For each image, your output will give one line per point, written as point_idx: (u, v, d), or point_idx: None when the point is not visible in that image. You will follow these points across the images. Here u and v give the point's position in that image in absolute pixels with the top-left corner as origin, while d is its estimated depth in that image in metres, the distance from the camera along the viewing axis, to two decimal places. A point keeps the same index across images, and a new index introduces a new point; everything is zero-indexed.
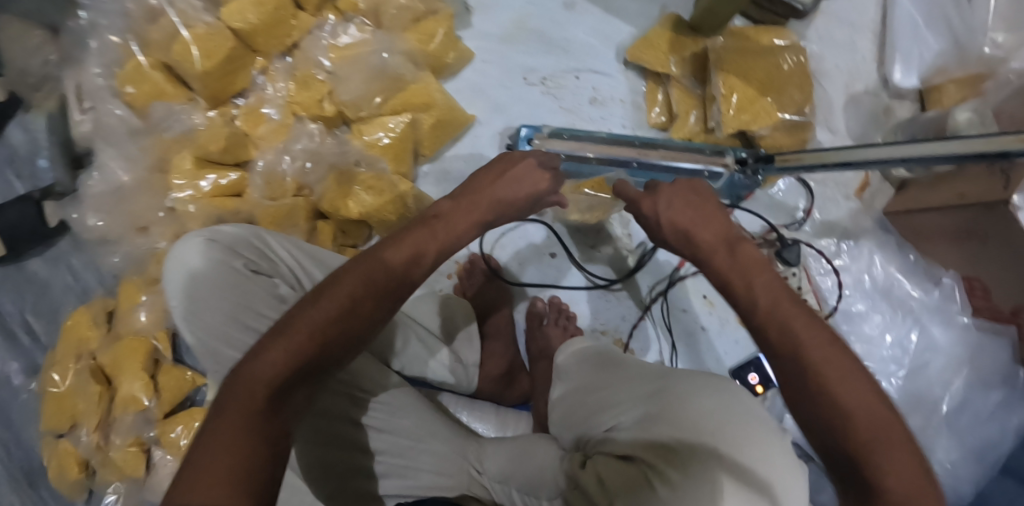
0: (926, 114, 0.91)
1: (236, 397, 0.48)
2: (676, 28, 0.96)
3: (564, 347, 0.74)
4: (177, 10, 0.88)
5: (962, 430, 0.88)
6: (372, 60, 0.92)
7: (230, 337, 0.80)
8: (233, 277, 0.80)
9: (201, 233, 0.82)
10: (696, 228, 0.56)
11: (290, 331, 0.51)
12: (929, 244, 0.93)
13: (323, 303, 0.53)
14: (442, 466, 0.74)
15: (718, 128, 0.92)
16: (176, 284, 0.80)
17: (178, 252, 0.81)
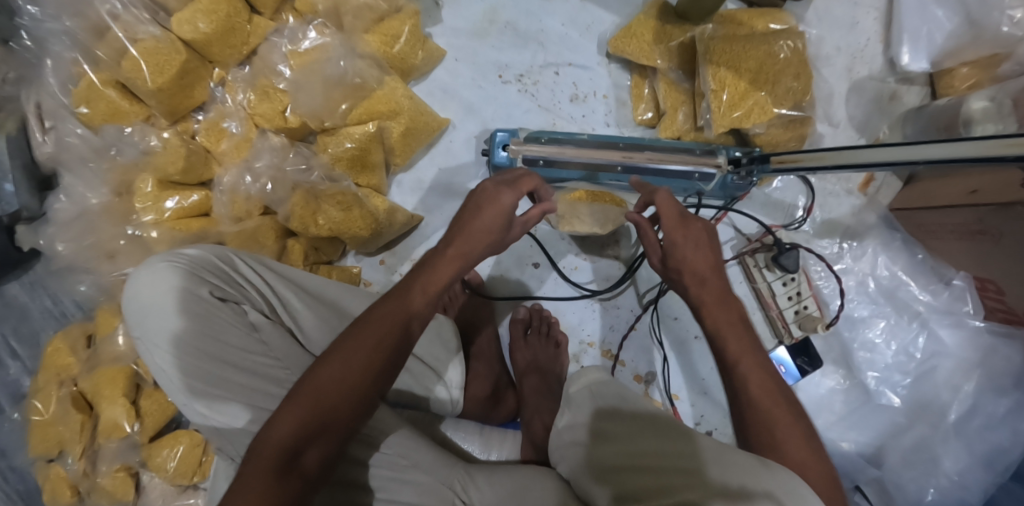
0: (936, 103, 0.84)
1: (257, 461, 0.55)
2: (660, 15, 0.88)
3: (575, 374, 0.70)
4: (124, 24, 0.83)
5: (971, 439, 0.83)
6: (330, 67, 0.86)
7: (200, 374, 0.69)
8: (199, 306, 0.70)
9: (161, 257, 0.72)
10: (697, 270, 0.62)
11: (303, 396, 0.56)
12: (935, 240, 0.85)
13: (330, 370, 0.57)
14: (426, 500, 0.68)
15: (709, 126, 0.84)
16: (139, 317, 0.70)
17: (141, 280, 0.71)
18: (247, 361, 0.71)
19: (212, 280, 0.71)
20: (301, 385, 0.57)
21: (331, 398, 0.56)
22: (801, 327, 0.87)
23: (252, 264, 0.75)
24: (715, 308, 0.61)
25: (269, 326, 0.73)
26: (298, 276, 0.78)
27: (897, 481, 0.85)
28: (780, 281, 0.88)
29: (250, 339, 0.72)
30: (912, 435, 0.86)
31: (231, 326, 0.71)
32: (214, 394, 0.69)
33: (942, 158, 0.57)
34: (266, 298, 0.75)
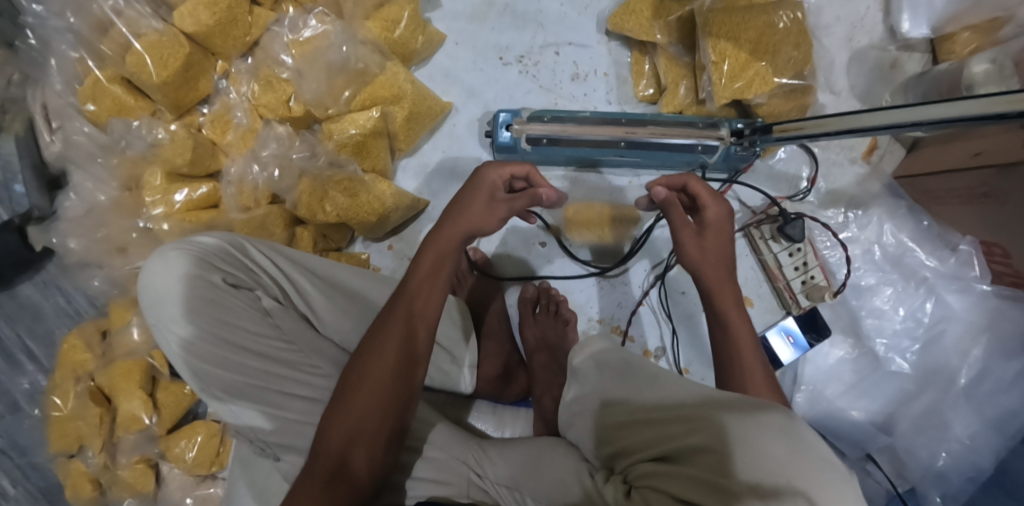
0: (938, 68, 0.84)
1: (311, 473, 0.59)
2: None
3: (578, 347, 0.69)
4: (126, 19, 0.84)
5: (981, 400, 0.84)
6: (332, 54, 0.87)
7: (214, 359, 0.70)
8: (212, 292, 0.71)
9: (171, 245, 0.72)
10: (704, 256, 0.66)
11: (350, 400, 0.61)
12: (940, 206, 0.86)
13: (362, 383, 0.61)
14: (443, 475, 0.71)
15: (710, 99, 0.85)
16: (154, 307, 0.71)
17: (152, 269, 0.71)
18: (262, 345, 0.72)
19: (224, 268, 0.72)
20: (339, 398, 0.61)
21: (368, 409, 0.60)
22: (808, 297, 0.88)
23: (263, 250, 0.76)
24: (710, 268, 0.65)
25: (281, 311, 0.74)
26: (308, 260, 0.79)
27: (908, 446, 0.86)
28: (786, 252, 0.88)
29: (264, 324, 0.73)
30: (922, 402, 0.87)
31: (244, 311, 0.72)
32: (230, 378, 0.70)
33: (934, 117, 0.58)
34: (278, 283, 0.75)
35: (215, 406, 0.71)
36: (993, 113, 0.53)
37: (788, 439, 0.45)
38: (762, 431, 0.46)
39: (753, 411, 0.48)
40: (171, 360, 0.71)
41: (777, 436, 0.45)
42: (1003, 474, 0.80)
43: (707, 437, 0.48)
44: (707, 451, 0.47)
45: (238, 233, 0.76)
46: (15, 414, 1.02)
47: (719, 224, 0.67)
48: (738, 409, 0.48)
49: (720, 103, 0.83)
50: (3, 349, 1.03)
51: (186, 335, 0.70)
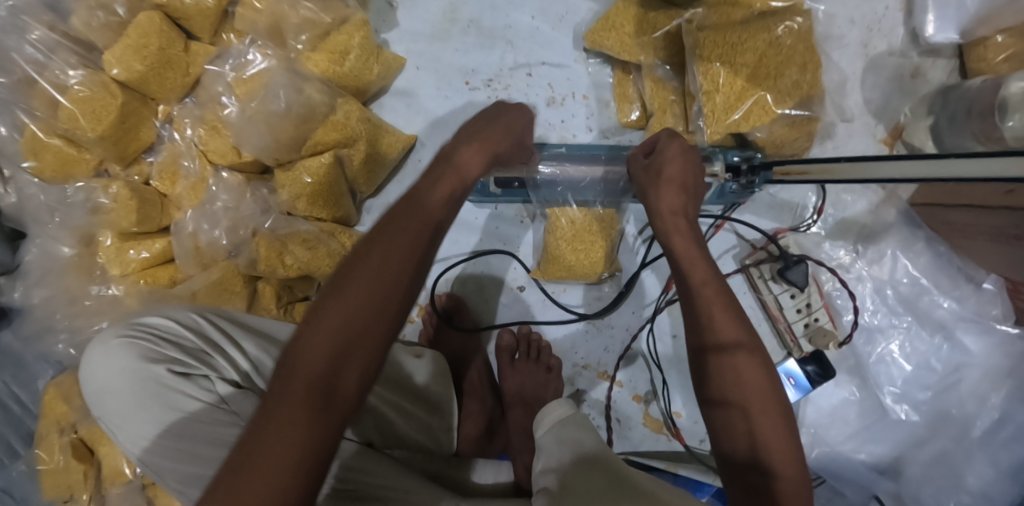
0: (968, 84, 0.73)
1: (280, 392, 0.44)
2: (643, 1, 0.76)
3: (541, 417, 0.66)
4: (55, 72, 0.77)
5: (998, 448, 0.77)
6: (272, 101, 0.77)
7: (168, 455, 0.57)
8: (156, 384, 0.58)
9: (115, 332, 0.62)
10: (672, 201, 0.60)
11: (337, 298, 0.47)
12: (963, 238, 0.76)
13: (361, 289, 0.47)
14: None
15: (702, 132, 0.75)
16: (100, 402, 0.60)
17: (97, 358, 0.61)
18: (220, 437, 0.57)
19: (170, 354, 0.60)
20: (325, 300, 0.47)
21: (364, 321, 0.46)
22: (811, 342, 0.80)
23: (219, 323, 0.64)
24: (720, 313, 0.53)
25: (239, 395, 0.60)
26: (266, 325, 0.69)
27: (915, 493, 0.79)
28: (787, 293, 0.80)
29: (215, 413, 0.58)
30: (931, 448, 0.79)
31: (194, 400, 0.58)
32: (188, 474, 0.57)
33: (941, 175, 0.49)
34: (230, 361, 0.62)
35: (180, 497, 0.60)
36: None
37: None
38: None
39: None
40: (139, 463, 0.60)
41: None
42: None
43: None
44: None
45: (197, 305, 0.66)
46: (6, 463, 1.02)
47: (683, 162, 0.62)
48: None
49: (714, 138, 0.74)
50: None
51: (136, 431, 0.58)
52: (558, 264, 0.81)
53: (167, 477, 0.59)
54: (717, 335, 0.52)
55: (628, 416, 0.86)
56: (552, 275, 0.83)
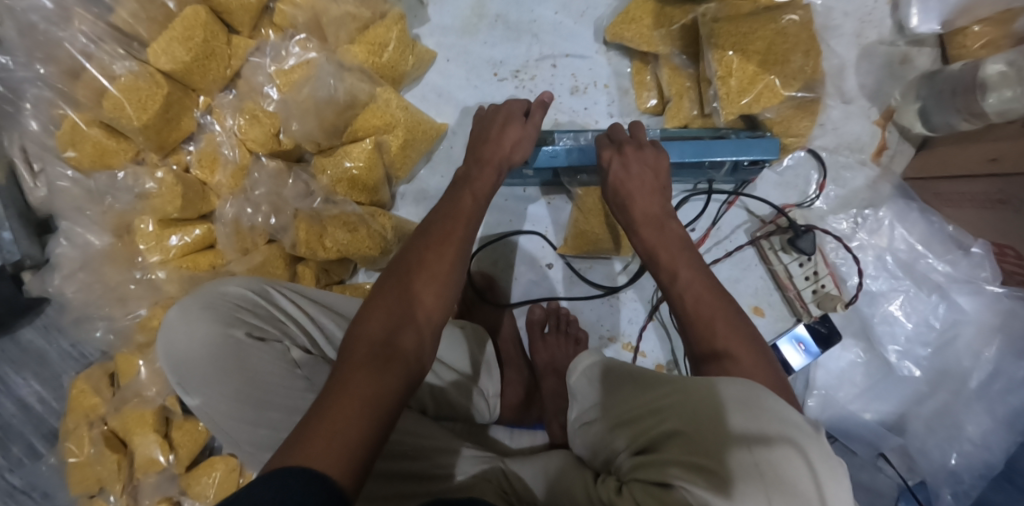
0: (950, 68, 0.81)
1: (350, 361, 0.51)
2: None
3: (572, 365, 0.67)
4: (100, 63, 0.80)
5: (994, 398, 0.84)
6: (319, 87, 0.82)
7: (247, 419, 0.60)
8: (236, 348, 0.61)
9: (194, 299, 0.64)
10: (634, 197, 0.70)
11: (390, 284, 0.57)
12: (952, 207, 0.85)
13: (428, 249, 0.59)
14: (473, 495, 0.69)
15: (717, 113, 0.81)
16: (179, 370, 0.62)
17: (173, 325, 0.63)
18: (297, 402, 0.61)
19: (249, 321, 0.63)
20: (385, 284, 0.57)
21: (414, 275, 0.57)
22: (820, 306, 0.86)
23: (290, 296, 0.67)
24: (681, 265, 0.62)
25: (312, 362, 0.64)
26: (331, 298, 0.70)
27: (920, 446, 0.87)
28: (796, 262, 0.87)
29: (294, 379, 0.62)
30: (933, 403, 0.87)
31: (272, 365, 0.61)
32: (263, 438, 0.60)
33: None
34: (303, 329, 0.66)
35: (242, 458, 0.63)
36: None
37: (790, 464, 0.44)
38: (759, 452, 0.44)
39: (740, 411, 0.47)
40: (208, 428, 0.62)
41: (738, 408, 0.47)
42: (1014, 474, 0.80)
43: (693, 441, 0.47)
44: (683, 438, 0.48)
45: (265, 277, 0.68)
46: (30, 459, 1.02)
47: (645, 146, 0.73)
48: (739, 406, 0.47)
49: (727, 119, 0.79)
50: (14, 395, 1.02)
51: (209, 394, 0.60)
52: (585, 238, 0.87)
53: (241, 444, 0.62)
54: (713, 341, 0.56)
55: None
56: (578, 250, 0.89)
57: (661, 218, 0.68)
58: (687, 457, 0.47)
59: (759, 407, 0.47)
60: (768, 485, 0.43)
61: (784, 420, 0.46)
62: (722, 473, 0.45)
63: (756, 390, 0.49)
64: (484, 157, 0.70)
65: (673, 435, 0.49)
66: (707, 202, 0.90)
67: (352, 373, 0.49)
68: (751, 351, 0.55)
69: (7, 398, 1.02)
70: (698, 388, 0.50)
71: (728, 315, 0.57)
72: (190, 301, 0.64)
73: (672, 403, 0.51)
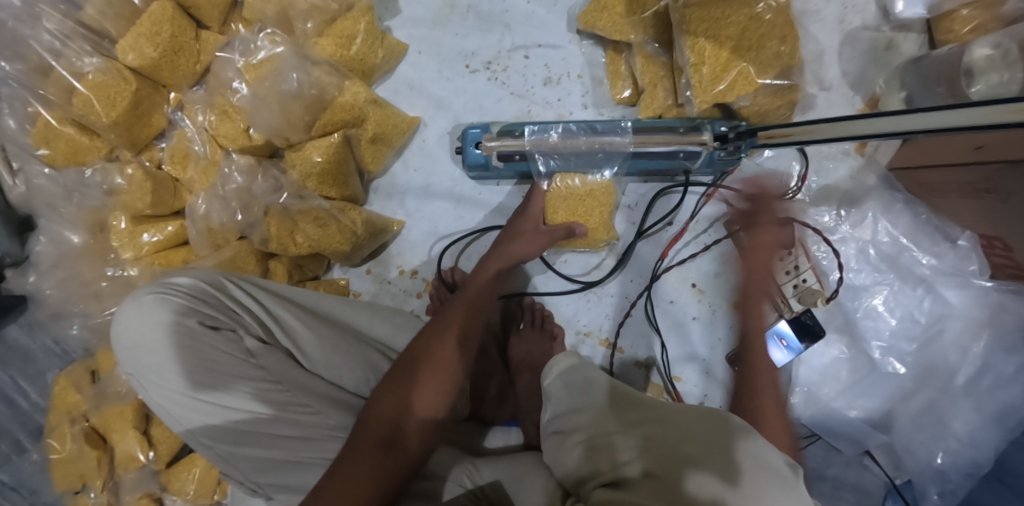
0: (936, 52, 0.78)
1: (364, 438, 0.60)
2: None
3: (546, 366, 0.66)
4: (67, 60, 0.80)
5: (981, 395, 0.81)
6: (285, 82, 0.82)
7: (202, 402, 0.68)
8: (191, 336, 0.69)
9: (147, 290, 0.72)
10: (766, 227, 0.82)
11: (412, 366, 0.66)
12: (940, 197, 0.82)
13: (440, 346, 0.68)
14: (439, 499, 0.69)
15: (691, 103, 0.79)
16: (134, 355, 0.70)
17: (129, 315, 0.70)
18: (245, 387, 0.69)
19: (203, 309, 0.71)
20: (406, 360, 0.67)
21: (438, 354, 0.67)
22: (801, 301, 0.85)
23: (244, 288, 0.74)
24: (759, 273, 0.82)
25: (265, 351, 0.71)
26: (291, 292, 0.78)
27: (905, 444, 0.84)
28: (776, 256, 0.84)
29: (247, 366, 0.70)
30: (919, 400, 0.84)
31: (225, 353, 0.70)
32: (220, 427, 0.68)
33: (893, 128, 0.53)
34: (257, 319, 0.73)
35: (200, 447, 0.70)
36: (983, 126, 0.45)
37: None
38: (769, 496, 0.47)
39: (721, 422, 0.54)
40: (162, 416, 0.70)
41: (742, 445, 0.51)
42: (1003, 473, 0.78)
43: (668, 469, 0.49)
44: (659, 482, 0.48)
45: (221, 273, 0.75)
46: (17, 455, 1.03)
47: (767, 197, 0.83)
48: (742, 440, 0.51)
49: (702, 107, 0.78)
50: None
51: (165, 380, 0.68)
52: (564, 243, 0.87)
53: (197, 434, 0.69)
54: None
55: (630, 380, 0.89)
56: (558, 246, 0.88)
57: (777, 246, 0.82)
58: (669, 454, 0.51)
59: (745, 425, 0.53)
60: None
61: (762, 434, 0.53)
62: (723, 457, 0.50)
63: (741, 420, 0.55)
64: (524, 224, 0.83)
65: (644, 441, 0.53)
66: (683, 195, 0.88)
67: (363, 457, 0.59)
68: (769, 378, 0.76)
69: None
70: (701, 421, 0.54)
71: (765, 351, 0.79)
72: (147, 293, 0.72)
73: (654, 415, 0.56)
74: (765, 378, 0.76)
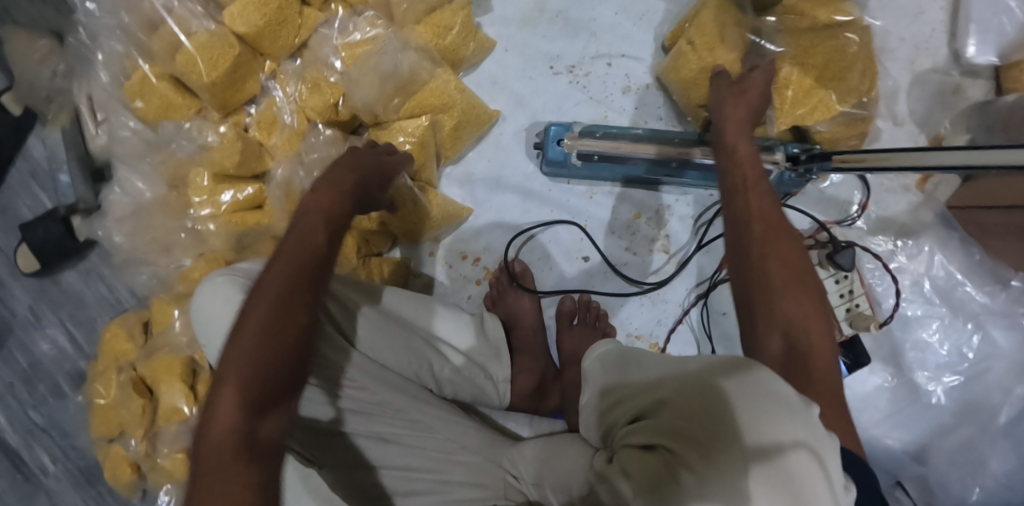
0: (1003, 100, 0.82)
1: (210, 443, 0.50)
2: (720, 19, 0.79)
3: (590, 350, 0.62)
4: (177, 18, 0.84)
5: (1020, 436, 0.84)
6: (384, 61, 0.85)
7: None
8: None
9: (219, 272, 0.71)
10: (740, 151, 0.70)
11: (240, 339, 0.54)
12: (993, 240, 0.84)
13: (254, 313, 0.55)
14: (479, 478, 0.72)
15: (770, 123, 0.81)
16: (205, 330, 0.69)
17: (201, 293, 0.70)
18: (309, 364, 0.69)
19: None
20: (242, 330, 0.55)
21: (269, 315, 0.55)
22: (852, 325, 0.86)
23: None
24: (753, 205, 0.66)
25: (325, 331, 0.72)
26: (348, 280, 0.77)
27: (942, 480, 0.85)
28: (832, 279, 0.86)
29: None
30: (959, 436, 0.85)
31: None
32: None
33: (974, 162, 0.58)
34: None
35: None
36: None
37: (796, 475, 0.39)
38: (770, 464, 0.39)
39: (728, 390, 0.44)
40: None
41: (737, 380, 0.45)
42: None
43: (682, 411, 0.46)
44: (672, 405, 0.48)
45: None
46: (57, 398, 1.05)
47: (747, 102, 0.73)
48: (742, 389, 0.44)
49: (779, 128, 0.80)
50: (48, 334, 1.05)
51: None
52: None
53: None
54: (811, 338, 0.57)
55: None
56: None
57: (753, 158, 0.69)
58: (664, 423, 0.47)
59: (764, 404, 0.42)
60: (755, 465, 0.40)
61: (795, 425, 0.41)
62: (715, 449, 0.41)
63: (781, 390, 0.43)
64: (319, 185, 0.64)
65: (654, 410, 0.49)
66: None
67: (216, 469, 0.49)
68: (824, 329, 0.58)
69: (42, 336, 1.05)
70: (699, 371, 0.48)
71: (799, 288, 0.60)
72: (216, 274, 0.71)
73: (674, 380, 0.50)
74: (812, 320, 0.59)
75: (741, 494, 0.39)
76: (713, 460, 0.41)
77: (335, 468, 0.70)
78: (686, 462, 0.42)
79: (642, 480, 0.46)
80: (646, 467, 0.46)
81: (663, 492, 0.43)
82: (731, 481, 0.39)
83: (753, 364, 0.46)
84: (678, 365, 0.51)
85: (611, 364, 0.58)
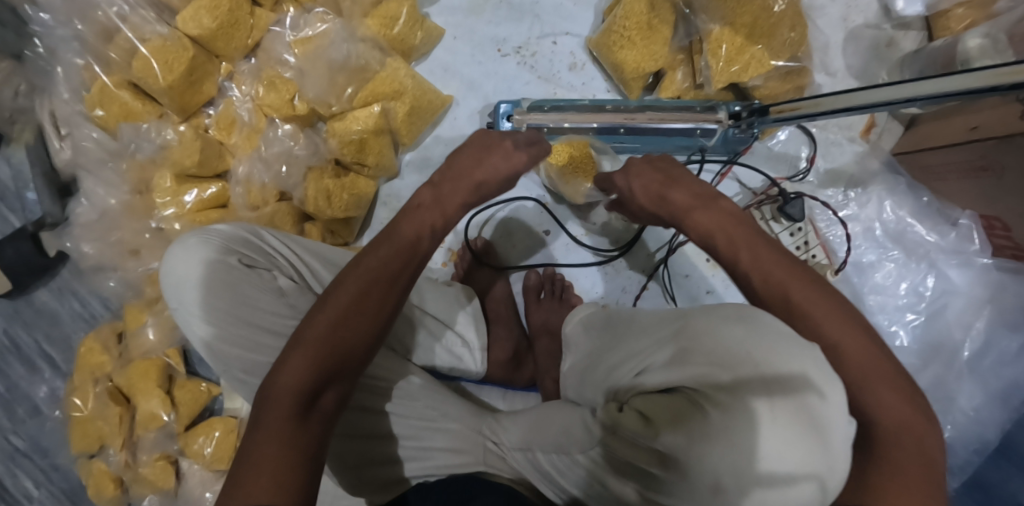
0: (934, 44, 0.85)
1: (269, 414, 0.51)
2: (642, 9, 0.82)
3: (569, 316, 0.74)
4: (131, 25, 0.86)
5: (985, 372, 0.84)
6: (334, 52, 0.87)
7: (234, 339, 0.68)
8: (229, 275, 0.69)
9: (192, 234, 0.72)
10: (668, 191, 0.62)
11: (303, 336, 0.53)
12: (941, 182, 0.88)
13: (330, 303, 0.54)
14: (458, 444, 0.71)
15: (707, 84, 0.85)
16: (174, 290, 0.69)
17: (173, 257, 0.70)
18: (277, 325, 0.69)
19: (242, 249, 0.70)
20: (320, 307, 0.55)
21: (353, 298, 0.55)
22: None
23: (277, 236, 0.75)
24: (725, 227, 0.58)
25: (297, 291, 0.72)
26: (326, 250, 0.78)
27: None
28: (788, 231, 0.88)
29: (280, 303, 0.70)
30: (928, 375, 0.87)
31: (261, 291, 0.70)
32: (251, 359, 0.68)
33: (898, 97, 0.59)
34: (293, 264, 0.74)
35: (237, 384, 0.71)
36: (971, 88, 0.51)
37: (811, 408, 0.42)
38: (789, 391, 0.42)
39: (760, 389, 0.42)
40: (201, 354, 0.70)
41: (734, 321, 0.48)
42: (1008, 448, 0.80)
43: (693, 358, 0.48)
44: (680, 355, 0.49)
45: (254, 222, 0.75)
46: (35, 419, 1.04)
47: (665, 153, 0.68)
48: (744, 323, 0.47)
49: (717, 88, 0.84)
50: (22, 355, 1.04)
51: (207, 318, 0.68)
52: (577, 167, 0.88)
53: (232, 372, 0.70)
54: (840, 348, 0.50)
55: None
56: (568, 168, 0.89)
57: (709, 197, 0.60)
58: (689, 365, 0.47)
59: (783, 348, 0.44)
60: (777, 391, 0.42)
61: (817, 460, 0.41)
62: (736, 401, 0.43)
63: (817, 386, 0.43)
64: (438, 186, 0.62)
65: (681, 353, 0.49)
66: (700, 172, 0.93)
67: (272, 432, 0.50)
68: (863, 341, 0.50)
69: (16, 356, 1.04)
70: (705, 321, 0.50)
71: (798, 276, 0.53)
72: (189, 238, 0.71)
73: (691, 332, 0.50)
74: (848, 337, 0.50)
75: (753, 420, 0.42)
76: (738, 390, 0.43)
77: (345, 439, 0.68)
78: (712, 397, 0.44)
79: (659, 426, 0.46)
80: (664, 408, 0.46)
81: (684, 427, 0.45)
82: (746, 402, 0.42)
83: (745, 306, 0.51)
84: (719, 321, 0.49)
85: (599, 323, 0.69)
